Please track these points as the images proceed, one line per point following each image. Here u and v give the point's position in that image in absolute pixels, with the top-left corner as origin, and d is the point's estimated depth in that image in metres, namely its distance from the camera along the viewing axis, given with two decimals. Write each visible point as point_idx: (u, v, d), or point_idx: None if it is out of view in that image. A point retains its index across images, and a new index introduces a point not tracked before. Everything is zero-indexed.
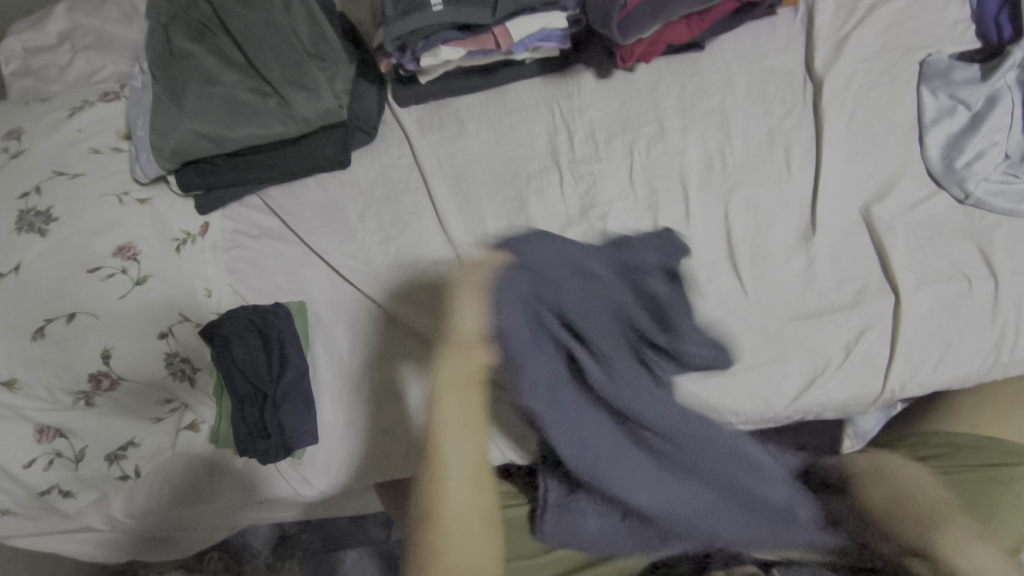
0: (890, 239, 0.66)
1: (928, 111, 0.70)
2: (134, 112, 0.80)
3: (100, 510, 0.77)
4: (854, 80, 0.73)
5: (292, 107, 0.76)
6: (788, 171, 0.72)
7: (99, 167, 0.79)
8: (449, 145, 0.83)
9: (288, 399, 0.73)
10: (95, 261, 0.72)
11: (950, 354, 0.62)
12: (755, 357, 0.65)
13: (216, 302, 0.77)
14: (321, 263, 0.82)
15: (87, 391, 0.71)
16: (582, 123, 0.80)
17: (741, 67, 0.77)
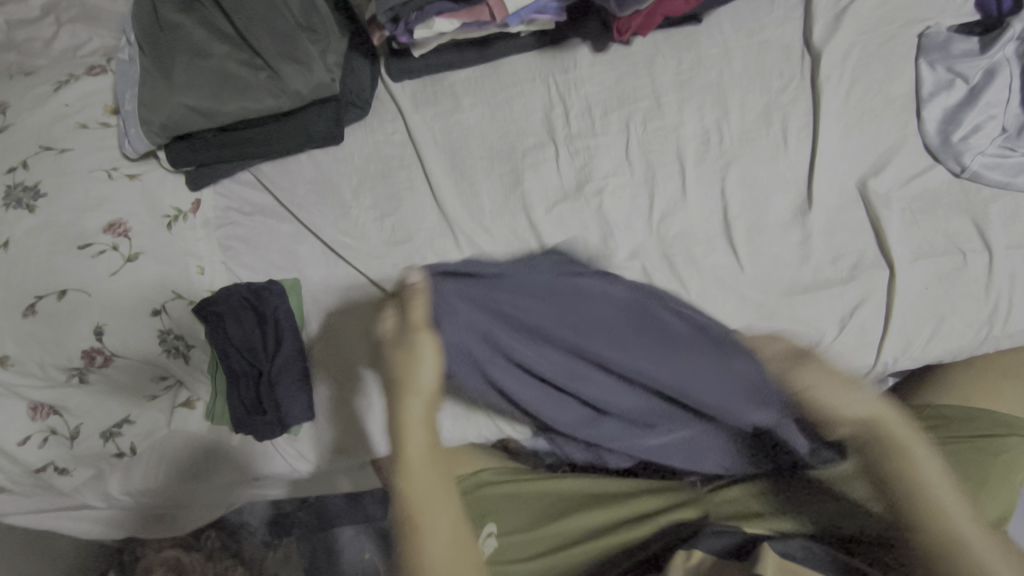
0: (886, 213, 0.66)
1: (926, 85, 0.70)
2: (122, 85, 0.78)
3: (98, 486, 0.77)
4: (852, 54, 0.73)
5: (284, 80, 0.75)
6: (785, 146, 0.72)
7: (87, 142, 0.77)
8: (444, 120, 0.82)
9: (284, 375, 0.73)
10: (85, 237, 0.71)
11: (943, 328, 0.62)
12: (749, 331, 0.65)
13: (208, 279, 0.77)
14: (315, 241, 0.81)
15: (81, 368, 0.70)
16: (578, 98, 0.79)
17: (739, 41, 0.77)
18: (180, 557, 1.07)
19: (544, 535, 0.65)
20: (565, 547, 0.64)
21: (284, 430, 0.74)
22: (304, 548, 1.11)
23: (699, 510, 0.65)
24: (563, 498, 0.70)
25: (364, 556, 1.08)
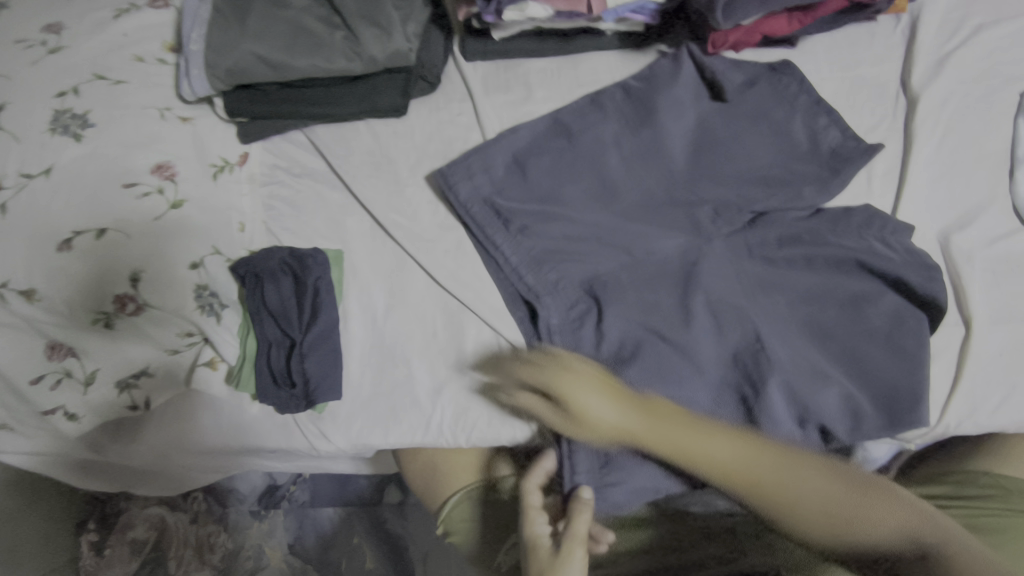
0: (967, 271, 0.65)
1: (1023, 145, 0.68)
2: (188, 23, 0.72)
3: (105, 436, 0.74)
4: (950, 102, 0.71)
5: (361, 43, 0.71)
6: (870, 186, 0.70)
7: (143, 77, 0.75)
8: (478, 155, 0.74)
9: (315, 349, 0.71)
10: (130, 175, 0.68)
11: (1015, 397, 0.61)
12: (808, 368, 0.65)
13: (248, 238, 0.76)
14: (364, 214, 0.79)
15: (109, 312, 0.66)
16: (669, 106, 0.73)
17: (832, 71, 0.74)
18: (165, 515, 1.11)
19: None
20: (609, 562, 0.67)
21: (309, 406, 0.72)
22: (292, 522, 1.17)
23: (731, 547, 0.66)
24: None
25: (353, 540, 1.17)
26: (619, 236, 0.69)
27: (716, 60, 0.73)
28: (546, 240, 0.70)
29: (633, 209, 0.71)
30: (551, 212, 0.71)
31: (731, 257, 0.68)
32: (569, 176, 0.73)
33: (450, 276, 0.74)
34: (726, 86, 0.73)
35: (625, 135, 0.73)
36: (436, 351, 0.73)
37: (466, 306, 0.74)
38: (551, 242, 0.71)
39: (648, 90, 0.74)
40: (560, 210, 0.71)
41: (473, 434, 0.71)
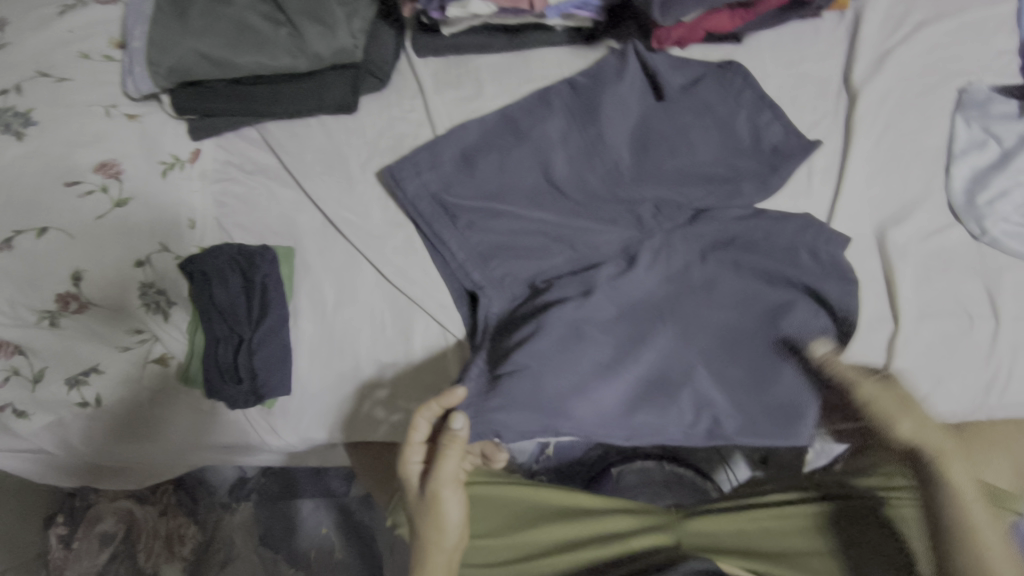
0: (900, 266, 0.66)
1: (958, 142, 0.70)
2: (132, 19, 0.73)
3: (57, 432, 0.74)
4: (890, 98, 0.72)
5: (305, 40, 0.72)
6: (809, 183, 0.71)
7: (88, 74, 0.74)
8: (421, 153, 0.74)
9: (263, 345, 0.72)
10: (74, 174, 0.68)
11: (939, 389, 0.64)
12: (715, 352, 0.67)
13: (199, 235, 0.76)
14: (315, 211, 0.79)
15: (53, 311, 0.67)
16: (613, 103, 0.73)
17: (777, 68, 0.75)
18: (133, 508, 1.10)
19: (508, 545, 0.66)
20: (548, 552, 0.65)
21: (258, 401, 0.74)
22: (262, 512, 1.18)
23: (671, 537, 0.64)
24: (533, 506, 0.70)
25: (323, 531, 1.18)
26: (562, 233, 0.71)
27: (659, 56, 0.74)
28: (491, 236, 0.71)
29: (578, 206, 0.71)
30: (497, 210, 0.71)
31: (671, 251, 0.69)
32: (515, 172, 0.73)
33: (399, 273, 0.75)
34: (669, 85, 0.74)
35: (573, 133, 0.74)
36: (384, 347, 0.74)
37: (414, 302, 0.75)
38: (495, 241, 0.71)
39: (594, 88, 0.75)
40: (505, 207, 0.71)
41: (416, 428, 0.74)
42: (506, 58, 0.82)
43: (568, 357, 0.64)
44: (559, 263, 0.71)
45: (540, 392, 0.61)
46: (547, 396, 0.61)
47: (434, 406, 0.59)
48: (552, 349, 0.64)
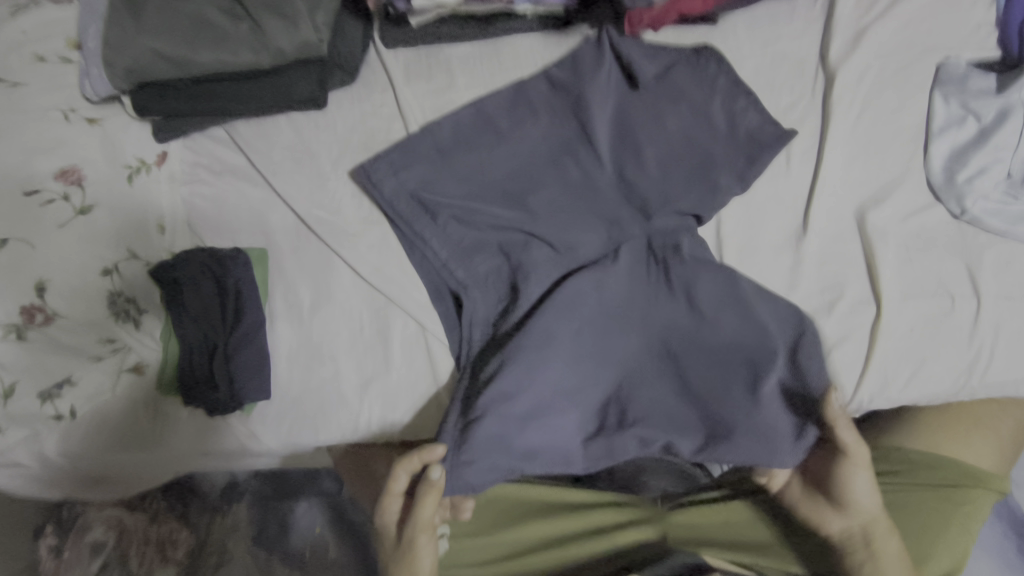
0: (880, 247, 0.66)
1: (937, 119, 0.69)
2: (85, 20, 0.71)
3: (33, 448, 0.70)
4: (867, 76, 0.70)
5: (267, 36, 0.70)
6: (788, 165, 0.70)
7: (44, 77, 0.72)
8: (396, 155, 0.73)
9: (240, 350, 0.71)
10: (34, 182, 0.66)
11: (923, 371, 0.63)
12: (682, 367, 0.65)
13: (169, 240, 0.75)
14: (287, 210, 0.78)
15: (18, 325, 0.64)
16: (594, 94, 0.71)
17: (752, 48, 0.73)
18: (124, 516, 1.04)
19: (496, 543, 0.67)
20: (531, 551, 0.66)
21: (238, 407, 0.72)
22: (255, 514, 1.19)
23: (656, 532, 0.66)
24: (522, 502, 0.70)
25: (316, 530, 1.18)
26: (543, 229, 0.69)
27: (630, 42, 0.72)
28: (471, 232, 0.71)
29: (558, 201, 0.70)
30: (477, 206, 0.70)
31: (635, 255, 0.68)
32: (495, 168, 0.72)
33: (376, 271, 0.74)
34: (643, 73, 0.72)
35: (553, 128, 0.72)
36: (363, 347, 0.73)
37: (392, 300, 0.73)
38: (475, 237, 0.71)
39: (570, 78, 0.73)
40: (484, 204, 0.70)
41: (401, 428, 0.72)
42: (477, 47, 0.80)
43: (535, 376, 0.63)
44: (538, 258, 0.69)
45: (506, 439, 0.62)
46: (496, 432, 0.62)
47: (415, 459, 0.60)
48: (512, 388, 0.63)
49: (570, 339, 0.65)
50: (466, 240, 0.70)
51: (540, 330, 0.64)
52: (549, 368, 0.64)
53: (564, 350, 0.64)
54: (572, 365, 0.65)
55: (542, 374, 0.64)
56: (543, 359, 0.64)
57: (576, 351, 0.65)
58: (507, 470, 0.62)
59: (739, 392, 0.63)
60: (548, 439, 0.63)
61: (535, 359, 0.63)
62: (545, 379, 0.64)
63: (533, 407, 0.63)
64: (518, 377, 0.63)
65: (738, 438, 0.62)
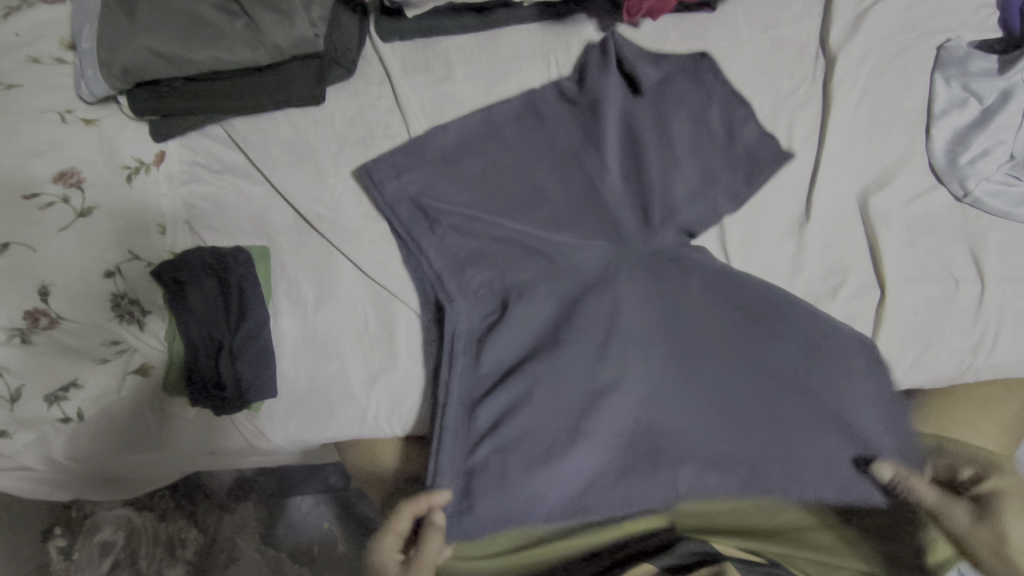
0: (884, 231, 0.66)
1: (938, 101, 0.68)
2: (78, 20, 0.70)
3: (41, 450, 0.70)
4: (868, 60, 0.70)
5: (262, 31, 0.69)
6: (790, 151, 0.69)
7: (39, 79, 0.72)
8: (398, 160, 0.72)
9: (245, 349, 0.71)
10: (32, 185, 0.66)
11: (928, 354, 0.64)
12: (699, 414, 0.64)
13: (170, 240, 0.74)
14: (288, 207, 0.77)
15: (23, 328, 0.64)
16: (599, 104, 0.71)
17: (751, 34, 0.73)
18: (132, 516, 1.06)
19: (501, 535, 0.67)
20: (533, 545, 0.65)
21: (244, 406, 0.72)
22: (261, 511, 1.18)
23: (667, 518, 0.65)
24: None
25: (324, 526, 1.18)
26: (545, 241, 0.69)
27: (633, 48, 0.72)
28: (469, 241, 0.70)
29: (560, 215, 0.70)
30: (479, 214, 0.70)
31: (636, 283, 0.68)
32: (498, 179, 0.71)
33: (380, 267, 0.74)
34: (645, 78, 0.71)
35: (559, 134, 0.72)
36: (368, 343, 0.73)
37: (395, 295, 0.73)
38: (471, 248, 0.69)
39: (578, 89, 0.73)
40: (488, 214, 0.70)
41: (408, 424, 0.72)
42: (474, 38, 0.79)
43: (540, 412, 0.63)
44: (534, 275, 0.69)
45: (511, 481, 0.61)
46: (505, 476, 0.61)
47: (421, 503, 0.58)
48: (514, 427, 0.63)
49: (574, 376, 0.64)
50: (460, 249, 0.69)
51: (540, 358, 0.64)
52: (556, 409, 0.63)
53: (569, 387, 0.64)
54: (579, 407, 0.64)
55: (548, 419, 0.63)
56: (543, 390, 0.64)
57: (584, 394, 0.64)
58: (506, 518, 0.61)
59: (799, 439, 0.62)
60: (558, 487, 0.62)
61: (534, 390, 0.64)
62: (552, 417, 0.63)
63: (536, 444, 0.63)
64: (522, 417, 0.63)
65: (807, 462, 0.62)
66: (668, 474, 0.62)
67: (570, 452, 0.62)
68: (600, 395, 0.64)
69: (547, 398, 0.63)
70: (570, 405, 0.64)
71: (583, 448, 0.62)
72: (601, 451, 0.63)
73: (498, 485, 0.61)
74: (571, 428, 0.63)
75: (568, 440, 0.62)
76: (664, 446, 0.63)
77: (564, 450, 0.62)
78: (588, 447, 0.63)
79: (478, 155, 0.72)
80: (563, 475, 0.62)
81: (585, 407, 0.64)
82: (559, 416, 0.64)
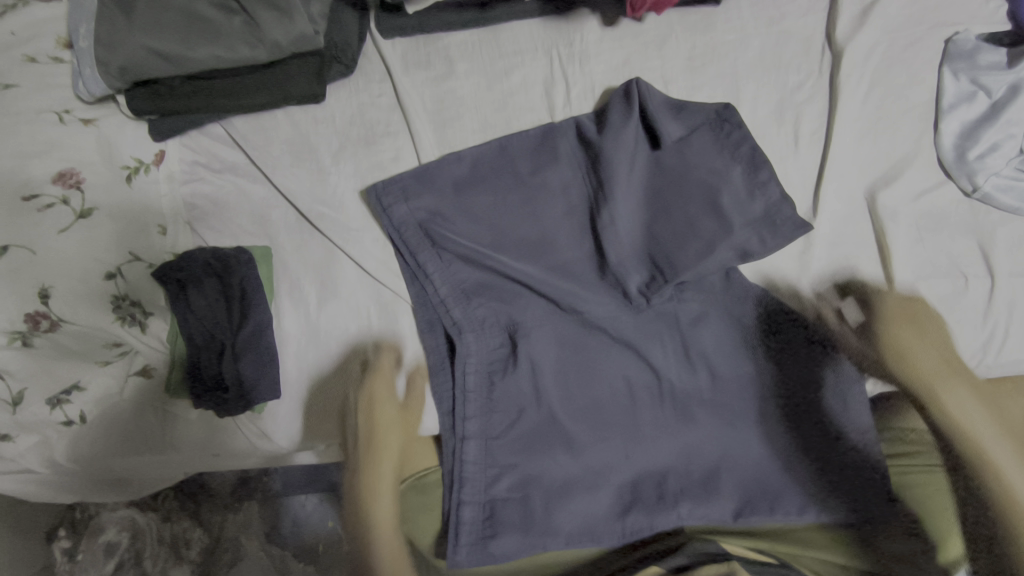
0: (892, 227, 0.66)
1: (947, 95, 0.68)
2: (75, 18, 0.70)
3: (43, 452, 0.70)
4: (876, 54, 0.69)
5: (262, 29, 0.68)
6: (795, 147, 0.69)
7: (37, 78, 0.71)
8: (410, 185, 0.73)
9: (248, 350, 0.70)
10: (30, 187, 0.65)
11: None
12: (695, 441, 0.66)
13: (171, 241, 0.74)
14: (289, 206, 0.77)
15: (24, 331, 0.64)
16: (614, 142, 0.69)
17: (756, 28, 0.72)
18: (136, 516, 1.10)
19: None
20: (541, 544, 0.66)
21: (248, 407, 0.71)
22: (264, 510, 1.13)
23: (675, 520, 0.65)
24: None
25: None
26: (551, 290, 0.69)
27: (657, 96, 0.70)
28: (475, 272, 0.72)
29: (571, 252, 0.71)
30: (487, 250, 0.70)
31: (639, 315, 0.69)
32: (506, 215, 0.71)
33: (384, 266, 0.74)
34: (666, 134, 0.69)
35: (570, 172, 0.72)
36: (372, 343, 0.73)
37: (399, 294, 0.73)
38: (478, 278, 0.72)
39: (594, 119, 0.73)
40: (497, 255, 0.70)
41: (414, 425, 0.71)
42: (475, 34, 0.78)
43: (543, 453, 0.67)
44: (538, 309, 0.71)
45: (528, 521, 0.66)
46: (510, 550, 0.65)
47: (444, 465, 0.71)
48: (519, 478, 0.67)
49: (580, 423, 0.68)
50: (470, 288, 0.71)
51: (543, 492, 0.67)
52: (563, 471, 0.67)
53: (572, 438, 0.68)
54: (585, 450, 0.67)
55: (549, 454, 0.67)
56: (542, 465, 0.67)
57: (587, 427, 0.68)
58: (528, 549, 0.65)
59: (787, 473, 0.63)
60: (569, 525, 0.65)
61: (539, 447, 0.68)
62: (561, 480, 0.67)
63: (546, 499, 0.66)
64: (530, 474, 0.67)
65: (785, 494, 0.63)
66: (672, 501, 0.65)
67: (578, 511, 0.66)
68: (602, 427, 0.68)
69: (549, 499, 0.66)
70: (577, 440, 0.67)
71: (593, 494, 0.66)
72: (616, 482, 0.67)
73: (516, 527, 0.66)
74: (578, 478, 0.67)
75: (570, 527, 0.65)
76: (672, 478, 0.66)
77: (572, 490, 0.66)
78: (591, 519, 0.66)
79: (484, 184, 0.73)
80: (572, 527, 0.65)
81: (588, 451, 0.67)
82: (566, 460, 0.67)
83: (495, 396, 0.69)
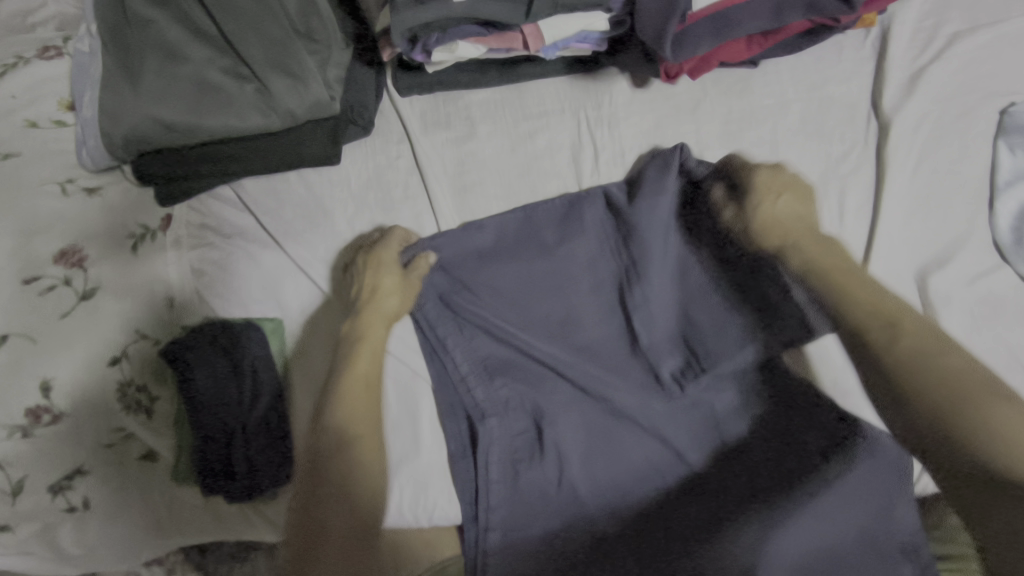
0: (945, 315, 0.61)
1: (1002, 171, 0.65)
2: (80, 82, 0.67)
3: (47, 539, 0.65)
4: (926, 124, 0.66)
5: (274, 96, 0.64)
6: (841, 222, 0.65)
7: (38, 145, 0.67)
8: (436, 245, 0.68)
9: (258, 434, 0.67)
10: (32, 268, 0.62)
11: None
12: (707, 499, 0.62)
13: (178, 314, 0.70)
14: (302, 275, 0.72)
15: (25, 424, 0.61)
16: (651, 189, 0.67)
17: (798, 93, 0.68)
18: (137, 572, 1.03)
19: None
20: None
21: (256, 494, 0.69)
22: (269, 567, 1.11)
23: None
24: None
25: None
26: (575, 365, 0.66)
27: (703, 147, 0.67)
28: (498, 348, 0.67)
29: (600, 309, 0.68)
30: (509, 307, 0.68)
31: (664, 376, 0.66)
32: (532, 292, 0.68)
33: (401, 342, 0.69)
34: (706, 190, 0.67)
35: (599, 222, 0.69)
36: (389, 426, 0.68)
37: (420, 373, 0.69)
38: (500, 353, 0.67)
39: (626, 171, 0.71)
40: (521, 315, 0.68)
41: (433, 514, 0.68)
42: (497, 92, 0.74)
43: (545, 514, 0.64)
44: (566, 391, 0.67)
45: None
46: None
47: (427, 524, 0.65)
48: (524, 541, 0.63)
49: (590, 481, 0.65)
50: (495, 350, 0.68)
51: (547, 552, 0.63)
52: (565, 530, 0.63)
53: (591, 501, 0.64)
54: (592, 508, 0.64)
55: (558, 514, 0.64)
56: (547, 520, 0.64)
57: (597, 488, 0.64)
58: None
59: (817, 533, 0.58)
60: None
61: (547, 510, 0.64)
62: (562, 539, 0.63)
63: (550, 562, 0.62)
64: (531, 534, 0.63)
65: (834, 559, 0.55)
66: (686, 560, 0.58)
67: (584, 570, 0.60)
68: (610, 484, 0.65)
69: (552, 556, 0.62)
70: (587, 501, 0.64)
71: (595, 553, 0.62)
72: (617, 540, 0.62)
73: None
74: (582, 539, 0.63)
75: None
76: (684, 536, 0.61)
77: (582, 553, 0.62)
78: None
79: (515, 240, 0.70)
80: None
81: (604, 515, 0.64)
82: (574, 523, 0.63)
83: (515, 462, 0.65)
